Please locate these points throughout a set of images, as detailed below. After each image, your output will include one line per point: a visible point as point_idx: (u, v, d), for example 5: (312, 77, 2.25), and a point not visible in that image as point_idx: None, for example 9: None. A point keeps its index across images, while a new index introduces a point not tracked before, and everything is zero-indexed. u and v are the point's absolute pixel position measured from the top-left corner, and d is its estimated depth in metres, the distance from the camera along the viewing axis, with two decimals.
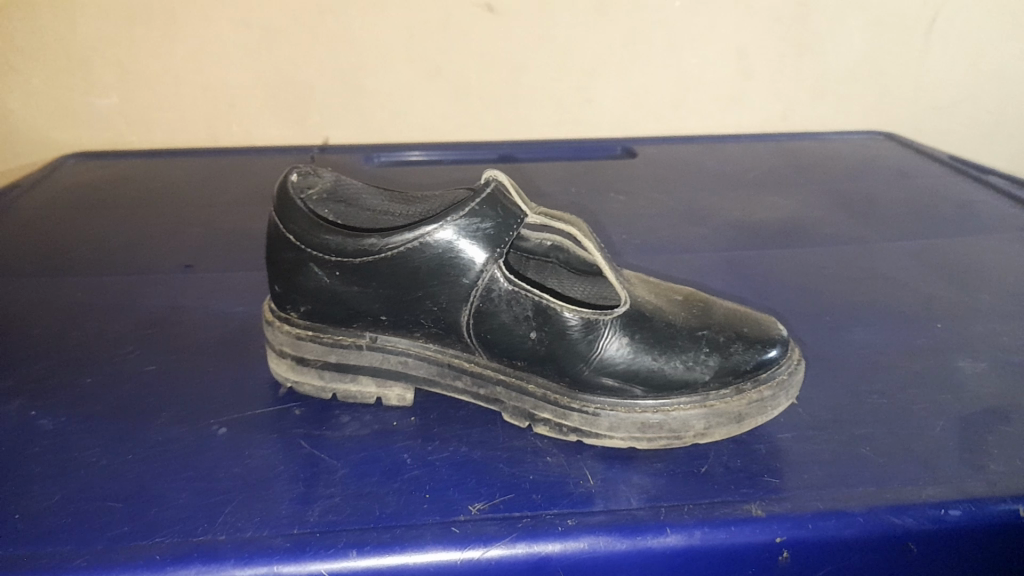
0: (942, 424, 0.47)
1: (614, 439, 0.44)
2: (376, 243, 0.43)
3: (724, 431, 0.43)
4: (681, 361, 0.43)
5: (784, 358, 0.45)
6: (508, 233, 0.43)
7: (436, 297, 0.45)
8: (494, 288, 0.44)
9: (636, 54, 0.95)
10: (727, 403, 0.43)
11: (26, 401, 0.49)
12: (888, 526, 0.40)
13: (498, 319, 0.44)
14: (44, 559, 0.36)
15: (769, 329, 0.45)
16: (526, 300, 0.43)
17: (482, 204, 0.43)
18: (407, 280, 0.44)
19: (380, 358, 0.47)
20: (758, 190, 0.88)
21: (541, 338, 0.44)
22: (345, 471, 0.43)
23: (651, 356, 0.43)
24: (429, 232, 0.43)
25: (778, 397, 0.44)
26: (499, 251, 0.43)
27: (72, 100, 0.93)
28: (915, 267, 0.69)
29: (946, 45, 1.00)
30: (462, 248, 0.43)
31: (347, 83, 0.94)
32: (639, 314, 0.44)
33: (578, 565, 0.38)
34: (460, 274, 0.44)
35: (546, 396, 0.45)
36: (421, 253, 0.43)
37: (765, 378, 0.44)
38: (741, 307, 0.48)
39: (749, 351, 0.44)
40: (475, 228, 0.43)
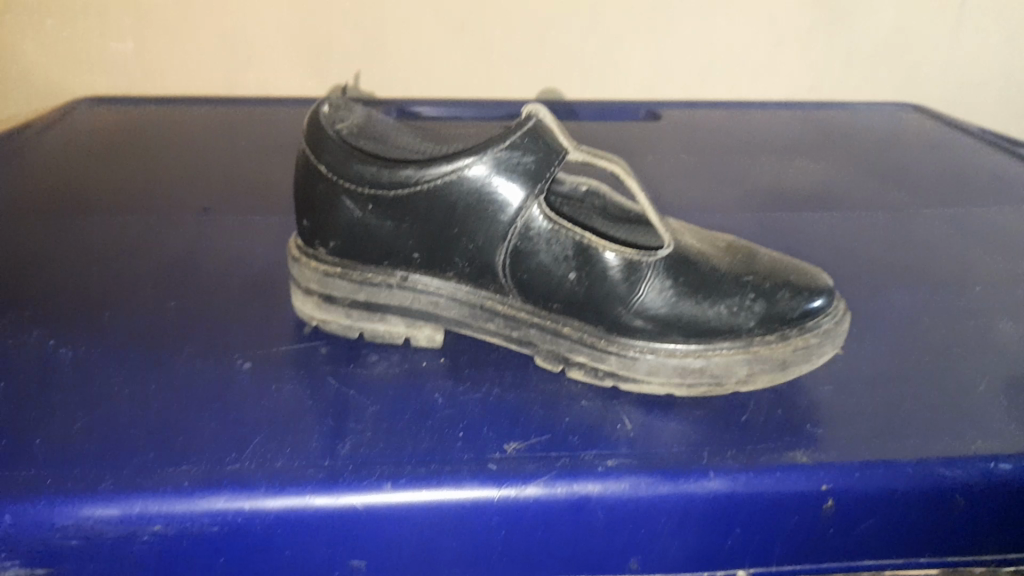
0: (987, 382, 0.46)
1: (653, 385, 0.43)
2: (412, 174, 0.42)
3: (767, 378, 0.42)
4: (726, 305, 0.42)
5: (830, 308, 0.43)
6: (549, 169, 0.41)
7: (472, 234, 0.43)
8: (533, 226, 0.42)
9: (665, 15, 0.93)
10: (772, 350, 0.41)
11: (46, 331, 0.47)
12: (937, 478, 0.39)
13: (537, 259, 0.43)
14: (70, 482, 0.36)
15: (815, 279, 0.44)
16: (566, 238, 0.42)
17: (523, 137, 0.41)
18: (443, 215, 0.43)
19: (410, 297, 0.46)
20: (787, 156, 0.87)
21: (580, 278, 0.42)
22: (376, 407, 0.42)
23: (693, 300, 0.42)
24: (467, 164, 0.41)
25: (824, 345, 0.42)
26: (539, 186, 0.42)
27: (87, 43, 0.91)
28: (951, 233, 0.68)
29: (981, 17, 0.97)
30: (501, 183, 0.41)
31: (368, 35, 0.92)
32: (682, 258, 0.43)
33: (619, 508, 0.38)
34: (498, 210, 0.42)
35: (582, 339, 0.44)
36: (459, 186, 0.42)
37: (811, 326, 0.42)
38: (784, 257, 0.47)
39: (796, 298, 0.42)
40: (515, 161, 0.41)
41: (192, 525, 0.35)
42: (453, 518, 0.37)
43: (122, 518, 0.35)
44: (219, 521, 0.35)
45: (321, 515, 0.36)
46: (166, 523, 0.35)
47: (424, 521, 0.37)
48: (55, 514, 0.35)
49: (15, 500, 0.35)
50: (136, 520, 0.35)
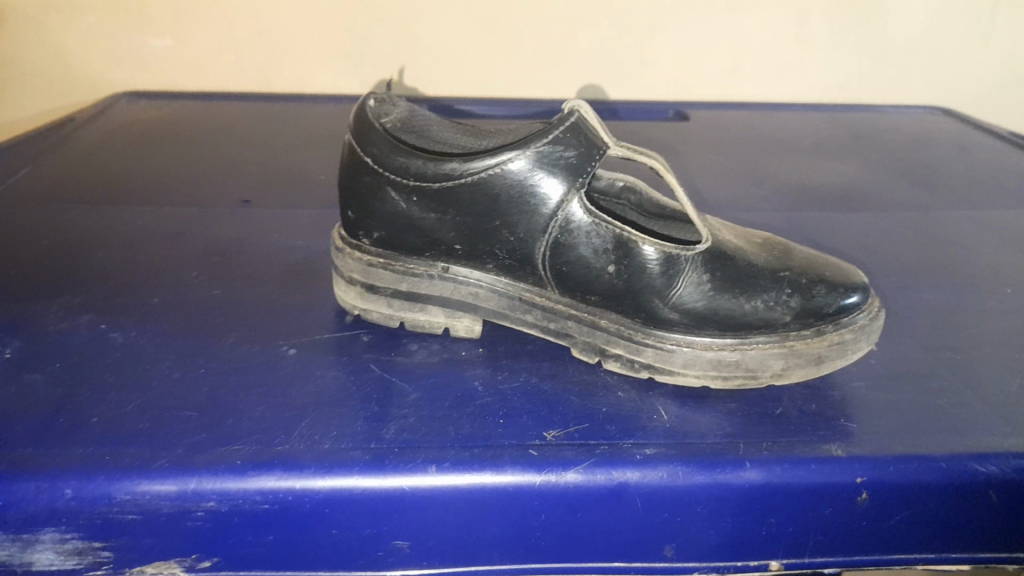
0: (1019, 381, 0.46)
1: (688, 377, 0.43)
2: (456, 167, 0.43)
3: (802, 373, 0.43)
4: (762, 300, 0.43)
5: (865, 304, 0.44)
6: (590, 164, 0.42)
7: (514, 227, 0.44)
8: (574, 219, 0.43)
9: (695, 16, 0.94)
10: (808, 344, 0.42)
11: (97, 316, 0.49)
12: (970, 473, 0.39)
13: (576, 252, 0.44)
14: (127, 458, 0.37)
15: (851, 276, 0.45)
16: (606, 232, 0.43)
17: (566, 132, 0.42)
18: (486, 208, 0.44)
19: (451, 289, 0.47)
20: (816, 157, 0.87)
21: (619, 271, 0.43)
22: (418, 394, 0.43)
23: (730, 294, 0.43)
24: (510, 158, 0.42)
25: (859, 341, 0.43)
26: (580, 181, 0.42)
27: (127, 39, 0.93)
28: (982, 234, 0.68)
29: (1012, 20, 0.97)
30: (543, 177, 0.42)
31: (401, 33, 0.93)
32: (719, 253, 0.44)
33: (655, 495, 0.38)
34: (539, 204, 0.43)
35: (619, 332, 0.44)
36: (502, 180, 0.43)
37: (847, 322, 0.43)
38: (820, 255, 0.47)
39: (832, 294, 0.43)
40: (557, 156, 0.42)
41: (243, 502, 0.37)
42: (494, 502, 0.38)
43: (177, 495, 0.36)
44: (269, 499, 0.37)
45: (366, 495, 0.37)
46: (219, 501, 0.36)
47: (465, 503, 0.38)
48: (112, 490, 0.36)
49: (75, 475, 0.36)
50: (190, 497, 0.36)
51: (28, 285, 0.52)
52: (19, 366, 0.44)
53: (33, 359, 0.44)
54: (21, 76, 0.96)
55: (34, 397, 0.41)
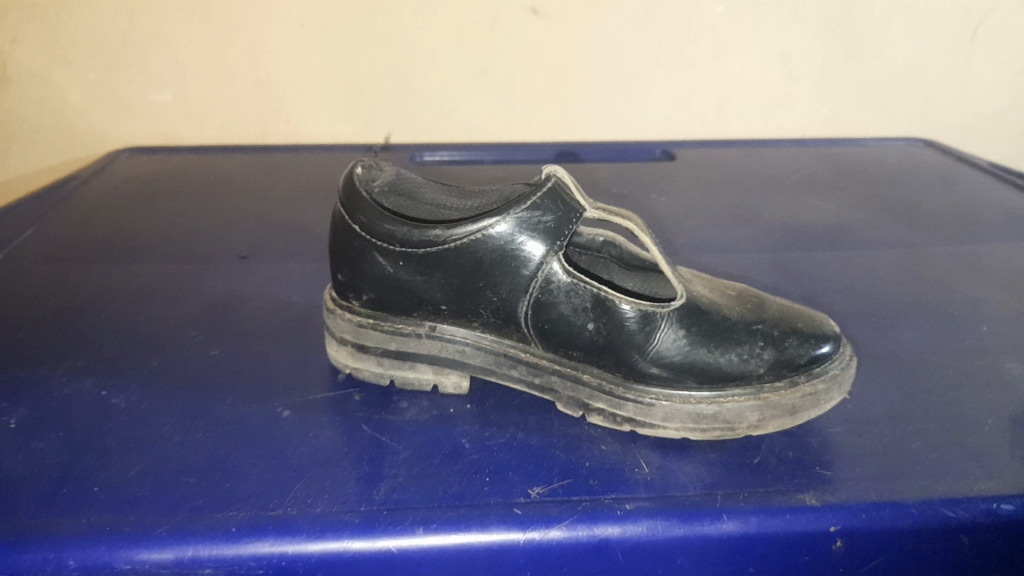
0: (991, 422, 0.48)
1: (668, 429, 0.45)
2: (441, 234, 0.45)
3: (777, 423, 0.44)
4: (737, 353, 0.44)
5: (836, 354, 0.46)
6: (568, 227, 0.44)
7: (497, 287, 0.46)
8: (553, 280, 0.45)
9: (679, 58, 0.96)
10: (782, 396, 0.44)
11: (99, 379, 0.51)
12: (942, 518, 0.41)
13: (558, 310, 0.45)
14: (127, 526, 0.38)
15: (822, 326, 0.47)
16: (585, 291, 0.45)
17: (543, 198, 0.44)
18: (470, 270, 0.46)
19: (438, 346, 0.49)
20: (800, 193, 0.89)
21: (599, 328, 0.45)
22: (408, 452, 0.44)
23: (706, 348, 0.44)
24: (491, 225, 0.44)
25: (831, 391, 0.44)
26: (559, 243, 0.44)
27: (129, 95, 0.96)
28: (961, 270, 0.69)
29: (990, 53, 1.00)
30: (524, 240, 0.44)
31: (394, 82, 0.96)
32: (696, 308, 0.45)
33: (637, 547, 0.40)
34: (521, 265, 0.45)
35: (601, 386, 0.46)
36: (484, 244, 0.45)
37: (819, 372, 0.45)
38: (794, 304, 0.49)
39: (804, 345, 0.45)
40: (536, 221, 0.44)
41: (239, 567, 0.38)
42: (482, 559, 0.39)
43: (175, 561, 0.38)
44: (264, 563, 0.38)
45: (359, 557, 0.38)
46: (215, 566, 0.38)
47: (454, 561, 0.39)
48: (113, 558, 0.38)
49: (79, 545, 0.38)
50: (188, 563, 0.38)
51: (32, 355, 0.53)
52: (25, 434, 0.45)
53: (38, 426, 0.46)
54: (25, 134, 0.98)
55: (40, 464, 0.43)
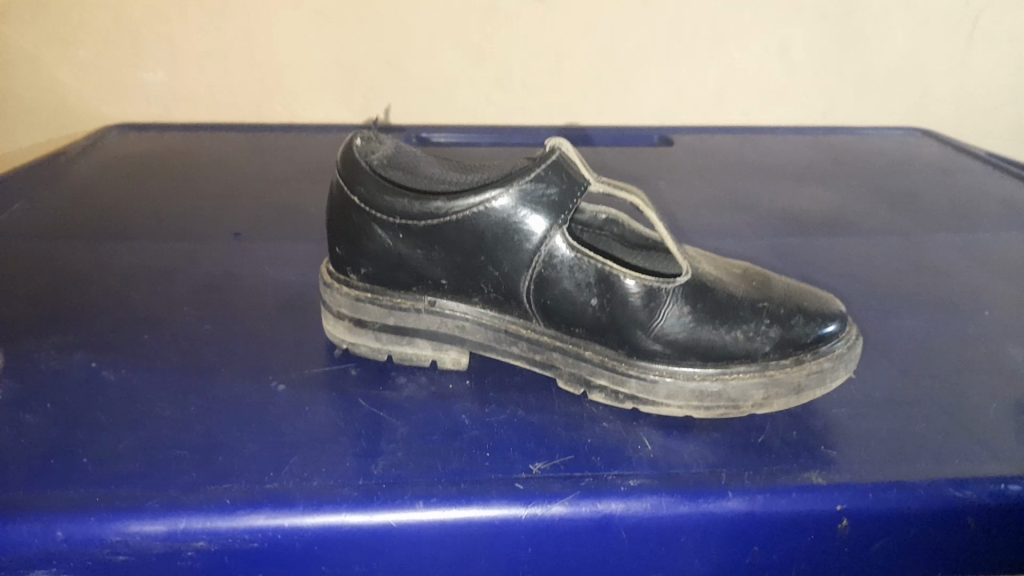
0: (995, 407, 0.47)
1: (671, 407, 0.44)
2: (442, 206, 0.44)
3: (782, 401, 0.44)
4: (742, 331, 0.44)
5: (842, 334, 0.45)
6: (572, 201, 0.43)
7: (498, 262, 0.45)
8: (557, 255, 0.44)
9: (679, 45, 0.95)
10: (787, 374, 0.43)
11: (89, 354, 0.50)
12: (949, 499, 0.40)
13: (560, 286, 0.44)
14: (118, 499, 0.37)
15: (828, 305, 0.46)
16: (589, 266, 0.44)
17: (547, 170, 0.43)
18: (471, 244, 0.45)
19: (438, 322, 0.48)
20: (799, 182, 0.89)
21: (602, 304, 0.44)
22: (406, 428, 0.44)
23: (711, 326, 0.43)
24: (493, 197, 0.43)
25: (837, 369, 0.44)
26: (563, 217, 0.43)
27: (120, 73, 0.94)
28: (961, 259, 0.69)
29: (989, 44, 0.99)
30: (527, 214, 0.43)
31: (390, 64, 0.94)
32: (702, 285, 0.44)
33: (640, 526, 0.39)
34: (523, 240, 0.44)
35: (603, 363, 0.45)
36: (486, 217, 0.44)
37: (825, 351, 0.44)
38: (800, 284, 0.49)
39: (810, 324, 0.44)
40: (540, 193, 0.43)
41: (233, 542, 0.37)
42: (484, 536, 0.38)
43: (168, 535, 0.37)
44: (259, 538, 0.37)
45: (357, 532, 0.38)
46: (210, 540, 0.37)
47: (454, 539, 0.38)
48: (104, 531, 0.37)
49: (68, 518, 0.37)
50: (181, 536, 0.37)
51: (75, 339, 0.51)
52: (13, 407, 0.44)
53: (26, 399, 0.45)
54: (12, 111, 0.96)
55: (27, 437, 0.42)
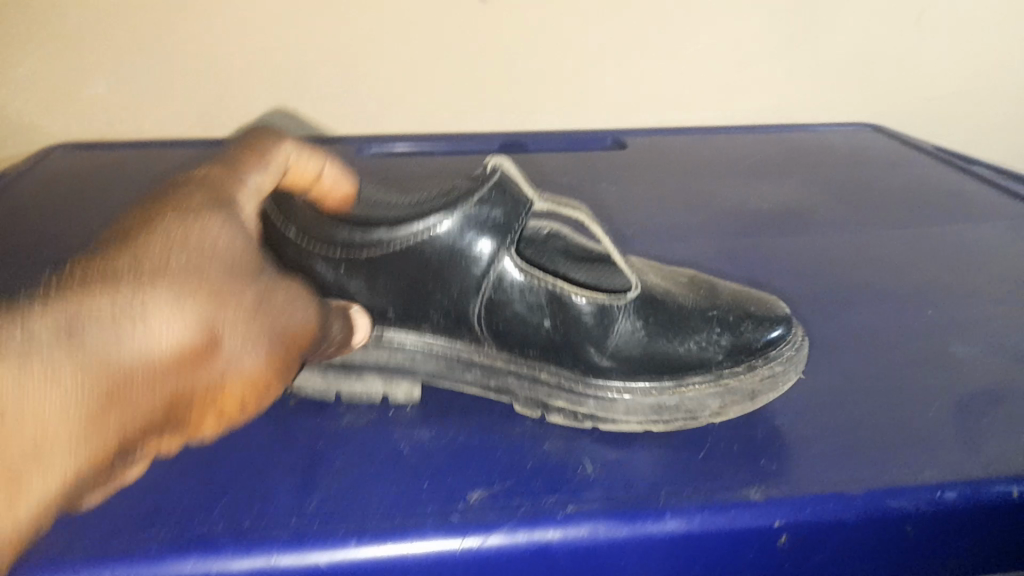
0: (938, 406, 0.47)
1: (631, 424, 0.44)
2: (386, 235, 0.43)
3: (738, 409, 0.44)
4: (694, 342, 0.44)
5: (789, 335, 0.46)
6: (517, 220, 0.42)
7: (448, 288, 0.44)
8: (507, 278, 0.43)
9: (627, 47, 0.94)
10: (741, 381, 0.44)
11: None
12: (885, 508, 0.40)
13: (512, 309, 0.44)
14: (40, 552, 0.36)
15: (773, 308, 0.47)
16: (541, 288, 0.44)
17: (490, 191, 0.42)
18: (419, 272, 0.44)
19: (388, 354, 0.47)
20: (751, 180, 0.89)
21: (556, 325, 0.44)
22: (343, 460, 0.43)
23: (664, 337, 0.44)
24: (438, 223, 0.42)
25: (787, 371, 0.45)
26: (510, 238, 0.43)
27: (61, 92, 0.92)
28: (909, 253, 0.69)
29: (938, 35, 0.98)
30: (474, 237, 0.42)
31: (337, 72, 0.93)
32: (652, 298, 0.45)
33: (579, 551, 0.39)
34: (471, 264, 0.43)
35: (560, 384, 0.45)
36: (432, 243, 0.43)
37: (775, 355, 0.45)
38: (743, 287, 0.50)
39: (758, 329, 0.45)
40: (486, 216, 0.42)
41: None
42: (419, 570, 0.38)
43: None
44: None
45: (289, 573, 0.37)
46: None
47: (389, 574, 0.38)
48: None
49: None
50: None
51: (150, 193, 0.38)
52: None
53: None
54: None
55: None
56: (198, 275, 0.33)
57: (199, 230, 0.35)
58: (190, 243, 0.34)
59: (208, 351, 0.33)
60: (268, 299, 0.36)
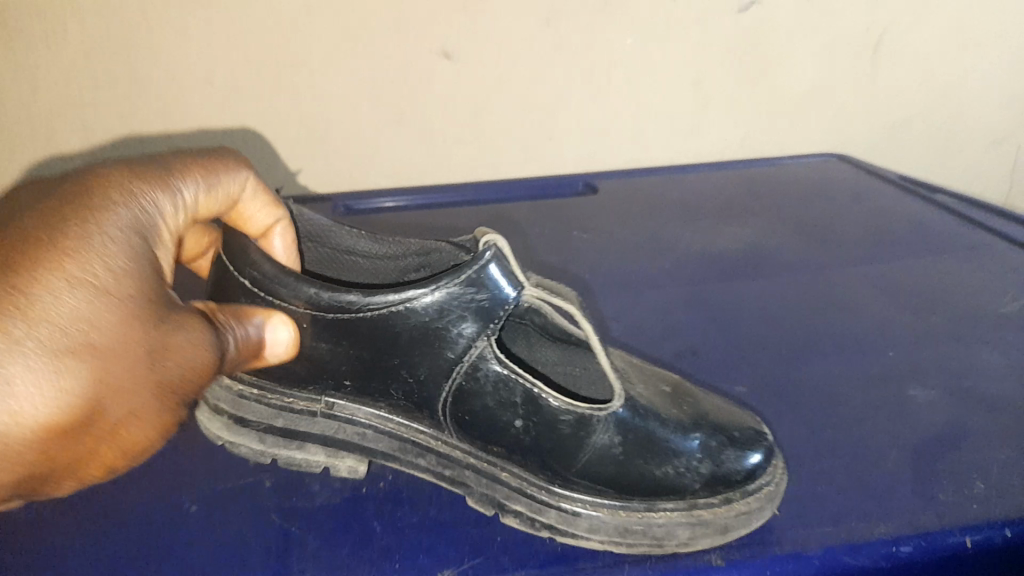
0: (894, 456, 0.49)
1: (592, 542, 0.43)
2: (356, 300, 0.43)
3: (710, 542, 0.42)
4: (672, 464, 0.43)
5: (769, 465, 0.45)
6: (501, 309, 0.42)
7: (414, 367, 0.45)
8: (483, 367, 0.44)
9: (593, 90, 0.97)
10: (715, 514, 0.42)
11: None
12: (843, 565, 0.42)
13: (482, 401, 0.45)
14: None
15: (751, 428, 0.46)
16: (517, 386, 0.44)
17: (479, 273, 0.41)
18: (383, 346, 0.44)
19: (335, 428, 0.48)
20: (718, 221, 0.90)
21: (526, 424, 0.44)
22: (317, 543, 0.44)
23: (642, 457, 0.43)
24: (418, 295, 0.42)
25: (766, 508, 0.43)
26: (490, 327, 0.43)
27: (37, 163, 0.94)
28: (869, 293, 0.71)
29: (895, 64, 1.01)
30: (455, 318, 0.42)
31: (310, 133, 0.95)
32: (636, 408, 0.44)
33: None
34: (446, 347, 0.43)
35: (519, 487, 0.45)
36: (406, 316, 0.43)
37: (754, 489, 0.43)
38: (726, 402, 0.49)
39: (739, 458, 0.44)
40: (469, 299, 0.42)
41: None
42: None
43: None
44: None
45: None
46: None
47: None
48: None
49: None
50: None
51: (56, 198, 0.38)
52: None
53: None
54: None
55: None
56: (72, 341, 0.34)
57: (95, 247, 0.36)
58: (86, 262, 0.35)
59: (89, 416, 0.35)
60: (158, 355, 0.37)
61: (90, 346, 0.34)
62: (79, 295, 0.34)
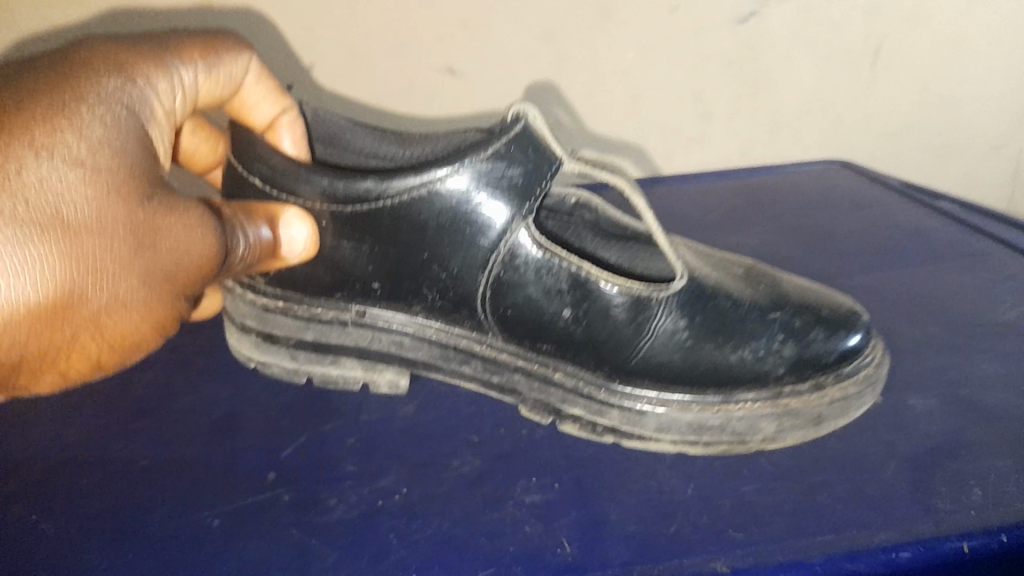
0: (893, 466, 0.50)
1: (664, 441, 0.53)
2: (373, 186, 0.53)
3: (802, 431, 0.52)
4: (750, 352, 0.53)
5: (865, 351, 0.55)
6: (535, 182, 0.52)
7: (442, 260, 0.55)
8: (520, 252, 0.54)
9: (594, 105, 0.98)
10: (803, 400, 0.52)
11: (26, 505, 0.51)
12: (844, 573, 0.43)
13: (526, 293, 0.55)
14: None
15: (851, 315, 0.56)
16: (560, 272, 0.54)
17: (508, 149, 0.52)
18: (405, 239, 0.55)
19: (366, 336, 0.60)
20: (720, 232, 0.92)
21: (575, 313, 0.54)
22: (334, 557, 0.45)
23: (711, 344, 0.53)
24: (442, 177, 0.52)
25: (861, 392, 0.53)
26: (523, 205, 0.53)
27: None
28: (868, 303, 0.72)
29: (892, 73, 1.02)
30: (485, 198, 0.52)
31: None
32: (699, 296, 0.54)
33: None
34: (483, 231, 0.54)
35: (580, 390, 0.56)
36: (432, 200, 0.53)
37: (846, 374, 0.53)
38: (814, 288, 0.60)
39: (828, 341, 0.53)
40: (498, 174, 0.52)
41: None
42: None
43: None
44: None
45: None
46: None
47: None
48: None
49: None
50: None
51: (31, 77, 0.44)
52: None
53: None
54: None
55: None
56: (49, 218, 0.39)
57: (70, 125, 0.42)
58: (62, 139, 0.41)
59: (72, 296, 0.40)
60: (139, 237, 0.43)
61: (65, 222, 0.40)
62: (61, 172, 0.40)
